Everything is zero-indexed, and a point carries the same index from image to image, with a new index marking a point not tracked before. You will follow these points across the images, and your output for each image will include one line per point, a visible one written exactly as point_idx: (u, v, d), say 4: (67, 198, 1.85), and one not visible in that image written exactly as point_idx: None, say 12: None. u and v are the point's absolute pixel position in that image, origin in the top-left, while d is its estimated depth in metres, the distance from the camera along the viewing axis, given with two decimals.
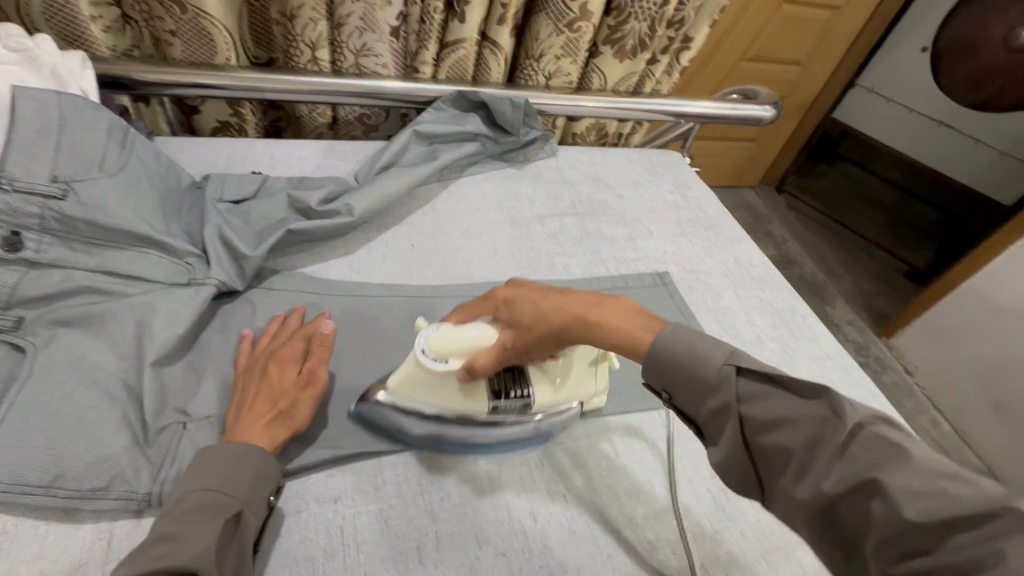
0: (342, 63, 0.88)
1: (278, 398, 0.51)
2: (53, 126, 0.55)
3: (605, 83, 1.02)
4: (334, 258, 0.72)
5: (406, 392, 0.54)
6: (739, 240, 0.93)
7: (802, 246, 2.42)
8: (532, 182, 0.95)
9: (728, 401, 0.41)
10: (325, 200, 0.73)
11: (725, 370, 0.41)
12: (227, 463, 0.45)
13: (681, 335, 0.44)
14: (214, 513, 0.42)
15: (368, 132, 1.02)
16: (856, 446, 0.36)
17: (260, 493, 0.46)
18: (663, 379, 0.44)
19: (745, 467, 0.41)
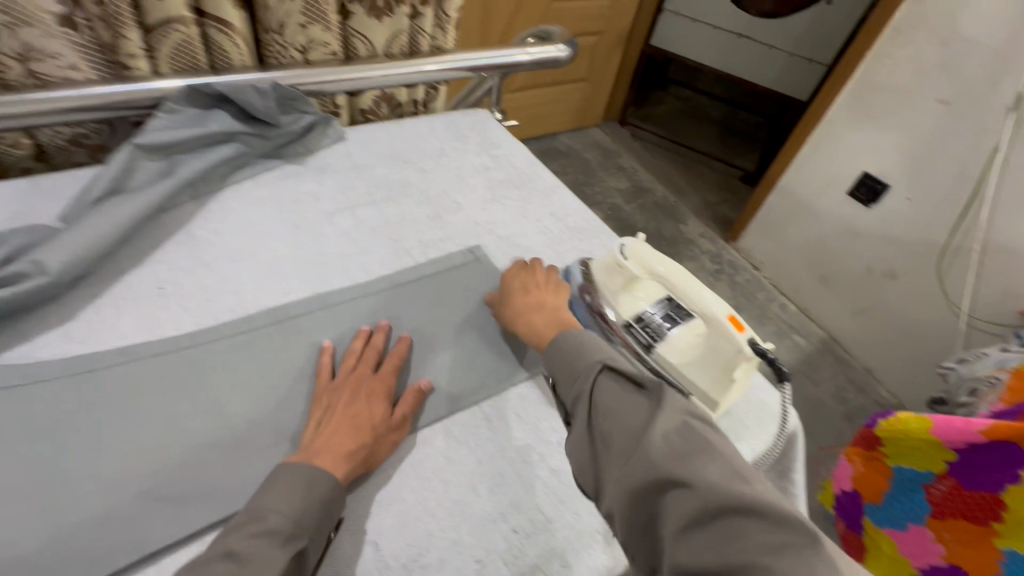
0: (9, 73, 0.67)
1: (362, 425, 0.51)
2: None
3: (374, 48, 0.90)
4: (43, 331, 0.55)
5: (600, 276, 0.66)
6: (554, 191, 0.90)
7: (652, 174, 2.53)
8: (317, 176, 0.82)
9: (586, 391, 0.46)
10: (7, 261, 0.55)
11: (593, 364, 0.47)
12: (309, 472, 0.45)
13: (577, 334, 0.52)
14: (284, 543, 0.41)
15: (96, 153, 0.82)
16: (676, 439, 0.40)
17: (324, 529, 0.44)
18: (553, 367, 0.50)
19: (583, 453, 0.44)
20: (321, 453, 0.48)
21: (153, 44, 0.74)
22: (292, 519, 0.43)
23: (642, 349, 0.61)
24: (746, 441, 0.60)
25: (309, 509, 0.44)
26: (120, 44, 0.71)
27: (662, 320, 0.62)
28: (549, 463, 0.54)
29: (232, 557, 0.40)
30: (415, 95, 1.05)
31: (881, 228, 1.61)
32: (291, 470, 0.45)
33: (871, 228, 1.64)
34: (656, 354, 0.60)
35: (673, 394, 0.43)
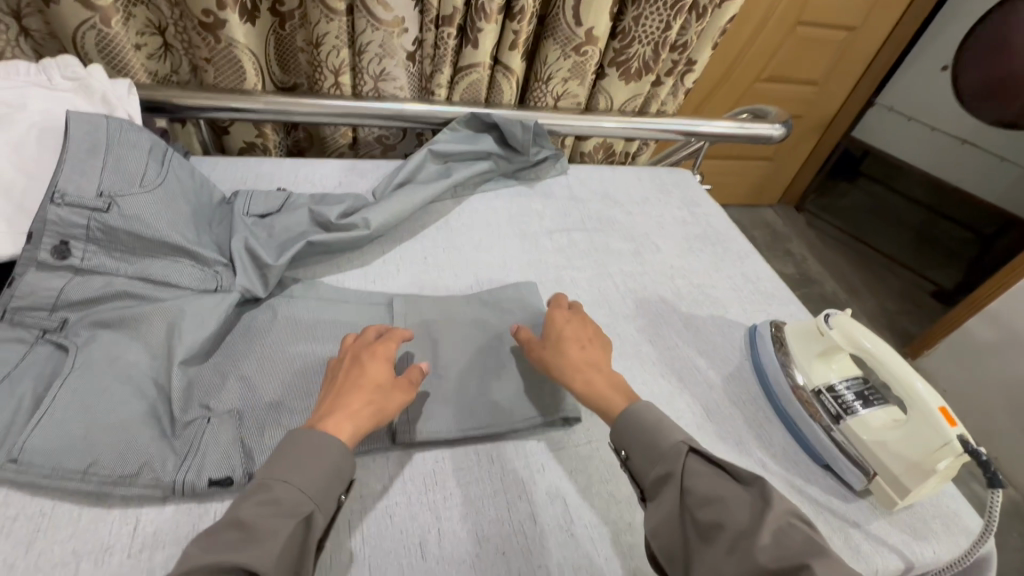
0: (362, 87, 0.93)
1: (363, 391, 0.52)
2: (101, 147, 0.62)
3: (612, 102, 1.04)
4: (351, 268, 0.76)
5: (796, 339, 0.71)
6: (747, 256, 0.94)
7: (823, 266, 2.39)
8: (543, 198, 0.97)
9: (673, 471, 0.48)
10: (343, 214, 0.77)
11: (678, 445, 0.50)
12: (314, 452, 0.47)
13: (653, 411, 0.54)
14: (287, 510, 0.43)
15: (386, 151, 1.07)
16: (791, 539, 0.42)
17: (330, 495, 0.46)
18: (626, 440, 0.53)
19: (673, 534, 0.46)
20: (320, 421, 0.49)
21: (455, 80, 0.96)
22: (298, 488, 0.45)
23: (830, 420, 0.64)
24: (929, 544, 0.58)
25: (313, 476, 0.46)
26: (435, 76, 0.93)
27: (853, 397, 0.65)
28: None
29: (240, 526, 0.41)
30: (629, 147, 1.19)
31: None
32: (290, 447, 0.47)
33: None
34: (845, 427, 0.63)
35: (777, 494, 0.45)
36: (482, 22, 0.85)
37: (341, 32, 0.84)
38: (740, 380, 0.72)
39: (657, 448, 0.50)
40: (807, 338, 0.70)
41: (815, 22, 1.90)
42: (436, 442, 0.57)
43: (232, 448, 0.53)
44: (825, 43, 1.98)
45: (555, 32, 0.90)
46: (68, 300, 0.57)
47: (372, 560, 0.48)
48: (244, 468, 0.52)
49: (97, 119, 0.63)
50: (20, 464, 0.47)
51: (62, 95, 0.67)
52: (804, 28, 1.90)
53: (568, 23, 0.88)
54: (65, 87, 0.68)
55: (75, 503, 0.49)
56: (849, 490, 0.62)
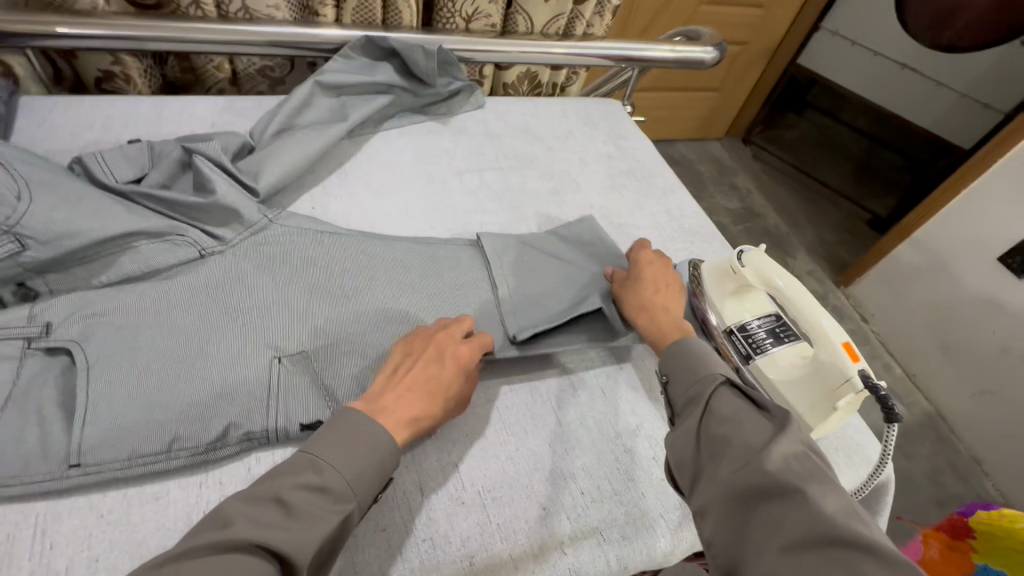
0: (228, 8, 0.80)
1: (413, 387, 0.48)
2: None
3: (532, 25, 0.95)
4: None
5: (710, 278, 0.67)
6: (673, 192, 0.89)
7: (767, 200, 2.39)
8: (454, 136, 0.88)
9: (704, 393, 0.46)
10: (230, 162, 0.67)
11: (716, 374, 0.48)
12: (359, 442, 0.42)
13: (700, 341, 0.52)
14: (332, 503, 0.39)
15: (275, 86, 0.93)
16: (801, 461, 0.39)
17: (366, 491, 0.41)
18: (668, 365, 0.51)
19: (687, 446, 0.44)
20: (377, 404, 0.46)
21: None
22: (344, 477, 0.40)
23: (740, 359, 0.62)
24: None
25: (358, 468, 0.41)
26: None
27: (766, 335, 0.62)
28: (626, 442, 0.57)
29: (281, 504, 0.38)
30: (555, 78, 1.09)
31: None
32: (352, 425, 0.42)
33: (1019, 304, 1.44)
34: (753, 366, 0.61)
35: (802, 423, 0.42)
36: None
37: None
38: None
39: (694, 371, 0.48)
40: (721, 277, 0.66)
41: None
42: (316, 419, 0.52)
43: (313, 391, 0.53)
44: None
45: None
46: None
47: None
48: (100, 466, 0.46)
49: None
50: (83, 468, 0.45)
51: None
52: None
53: None
54: None
55: None
56: None
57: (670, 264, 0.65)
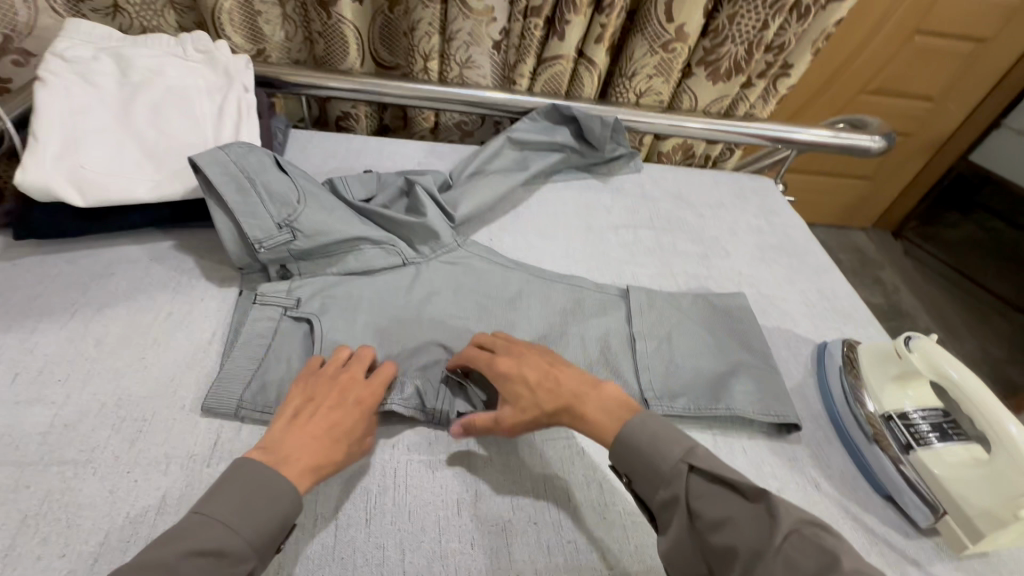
0: (449, 74, 0.98)
1: (330, 438, 0.49)
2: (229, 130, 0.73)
3: (695, 103, 1.01)
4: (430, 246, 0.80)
5: (868, 360, 0.67)
6: (825, 272, 0.89)
7: (917, 300, 2.18)
8: (613, 194, 0.97)
9: (679, 494, 0.45)
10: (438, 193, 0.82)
11: (680, 465, 0.46)
12: (276, 500, 0.43)
13: (650, 423, 0.49)
14: (230, 564, 0.39)
15: (465, 137, 1.11)
16: (797, 556, 0.40)
17: (265, 543, 0.42)
18: (629, 464, 0.49)
19: (690, 558, 0.44)
20: (280, 457, 0.46)
21: (538, 71, 0.97)
22: (243, 540, 0.41)
23: (898, 449, 0.60)
24: None
25: (260, 528, 0.42)
26: (519, 66, 0.95)
27: (930, 429, 0.60)
28: None
29: None
30: (710, 151, 1.14)
31: None
32: (237, 494, 0.42)
33: None
34: (913, 458, 0.58)
35: (787, 507, 0.42)
36: (570, 14, 0.86)
37: (434, 19, 0.88)
38: (801, 400, 0.68)
39: (656, 472, 0.47)
40: (880, 361, 0.65)
41: (935, 31, 1.74)
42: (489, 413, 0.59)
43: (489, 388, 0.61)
44: (945, 54, 1.80)
45: (643, 27, 0.89)
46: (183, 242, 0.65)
47: (411, 508, 0.51)
48: None
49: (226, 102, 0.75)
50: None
51: (191, 66, 0.76)
52: (923, 37, 1.75)
53: (659, 19, 0.86)
54: (195, 58, 0.77)
55: (172, 412, 0.55)
56: (915, 528, 0.58)
57: (517, 347, 0.59)
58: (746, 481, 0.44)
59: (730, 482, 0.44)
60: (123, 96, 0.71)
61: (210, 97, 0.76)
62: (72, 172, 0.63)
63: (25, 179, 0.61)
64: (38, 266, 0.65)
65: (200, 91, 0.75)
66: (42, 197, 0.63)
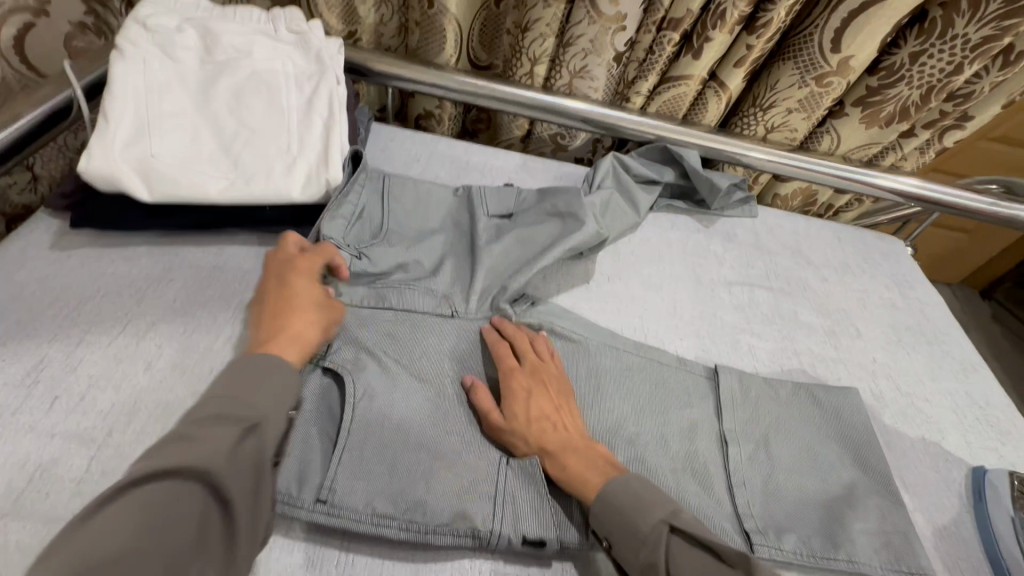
0: (556, 81, 0.86)
1: (301, 323, 0.51)
2: (320, 125, 0.64)
3: (836, 146, 0.87)
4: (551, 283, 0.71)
5: None
6: (975, 368, 0.74)
7: (1005, 373, 1.96)
8: (724, 241, 0.84)
9: (657, 560, 0.43)
10: (536, 215, 0.71)
11: (660, 527, 0.44)
12: (264, 373, 0.44)
13: (633, 482, 0.47)
14: (240, 418, 0.40)
15: (557, 150, 0.99)
16: None
17: (281, 406, 0.43)
18: (607, 526, 0.46)
19: None
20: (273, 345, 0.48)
21: (658, 90, 0.85)
22: (264, 408, 0.42)
23: None
24: None
25: (264, 395, 0.42)
26: (638, 82, 0.84)
27: None
28: None
29: (187, 438, 0.37)
30: (834, 201, 1.01)
31: None
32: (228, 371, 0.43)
33: None
34: None
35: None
36: (714, 30, 0.74)
37: (554, 20, 0.77)
38: (958, 546, 0.55)
39: (636, 533, 0.44)
40: None
41: None
42: (531, 543, 0.46)
43: (543, 503, 0.48)
44: None
45: (797, 53, 0.76)
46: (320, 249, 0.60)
47: None
48: (325, 494, 0.45)
49: (318, 93, 0.66)
50: (329, 507, 0.45)
51: (283, 48, 0.67)
52: None
53: (820, 46, 0.73)
54: (287, 41, 0.68)
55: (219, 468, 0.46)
56: None
57: (541, 372, 0.56)
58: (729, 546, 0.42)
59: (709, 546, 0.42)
60: (204, 75, 0.62)
61: (298, 86, 0.66)
62: (141, 161, 0.56)
63: (90, 167, 0.54)
64: (90, 261, 0.58)
65: (289, 79, 0.66)
66: (105, 187, 0.56)
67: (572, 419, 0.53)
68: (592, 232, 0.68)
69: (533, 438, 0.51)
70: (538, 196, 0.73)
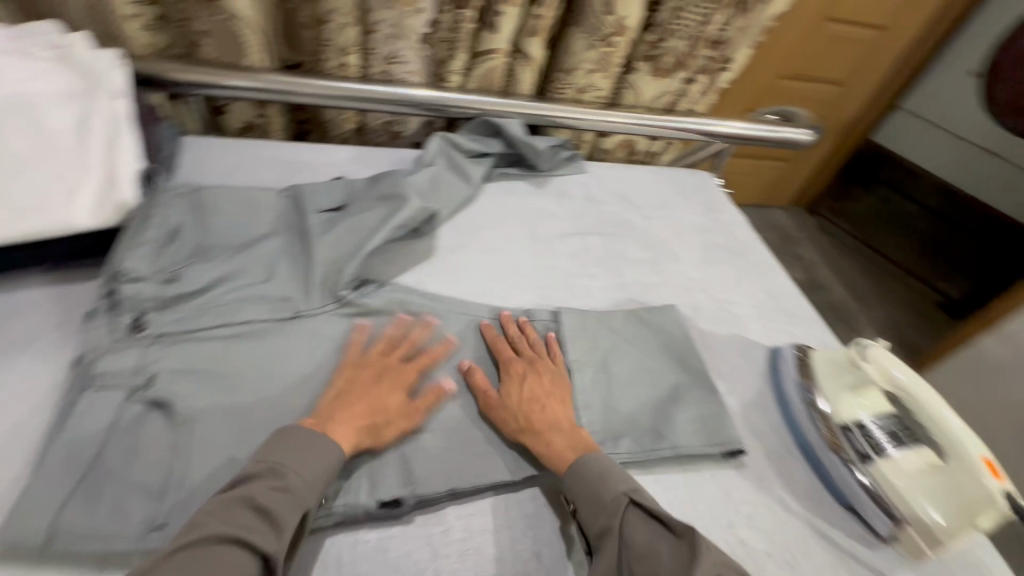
0: (371, 69, 0.87)
1: (361, 403, 0.53)
2: (105, 147, 0.60)
3: (639, 99, 0.97)
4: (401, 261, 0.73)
5: (822, 366, 0.67)
6: (770, 269, 0.89)
7: (832, 272, 2.28)
8: (557, 199, 0.91)
9: (611, 525, 0.48)
10: (366, 201, 0.72)
11: (620, 498, 0.49)
12: (313, 450, 0.47)
13: (600, 462, 0.53)
14: (293, 502, 0.44)
15: (393, 138, 1.00)
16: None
17: (324, 492, 0.47)
18: (576, 492, 0.51)
19: None
20: (333, 421, 0.51)
21: (471, 66, 0.90)
22: (310, 488, 0.46)
23: (858, 458, 0.59)
24: None
25: (314, 476, 0.46)
26: (450, 61, 0.88)
27: (885, 436, 0.60)
28: (738, 532, 0.55)
29: (255, 508, 0.43)
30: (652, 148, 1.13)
31: None
32: (285, 438, 0.48)
33: None
34: (874, 466, 0.58)
35: (711, 547, 0.46)
36: (502, 5, 0.80)
37: (350, 8, 0.78)
38: (762, 413, 0.67)
39: (603, 499, 0.50)
40: (836, 367, 0.66)
41: (847, 17, 1.79)
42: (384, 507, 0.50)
43: (393, 467, 0.52)
44: (854, 40, 1.87)
45: (583, 20, 0.84)
46: (128, 275, 0.57)
47: None
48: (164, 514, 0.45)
49: (95, 112, 0.61)
50: (167, 529, 0.45)
51: (40, 65, 0.60)
52: (835, 24, 1.79)
53: (597, 10, 0.81)
54: (44, 57, 0.62)
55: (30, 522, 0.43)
56: (876, 536, 0.58)
57: (544, 365, 0.62)
58: (679, 520, 0.48)
59: (661, 519, 0.48)
60: None
61: (68, 104, 0.60)
62: None
63: None
64: None
65: (58, 99, 0.60)
66: None
67: (564, 405, 0.59)
68: (415, 206, 0.70)
69: (508, 418, 0.57)
70: (368, 183, 0.75)
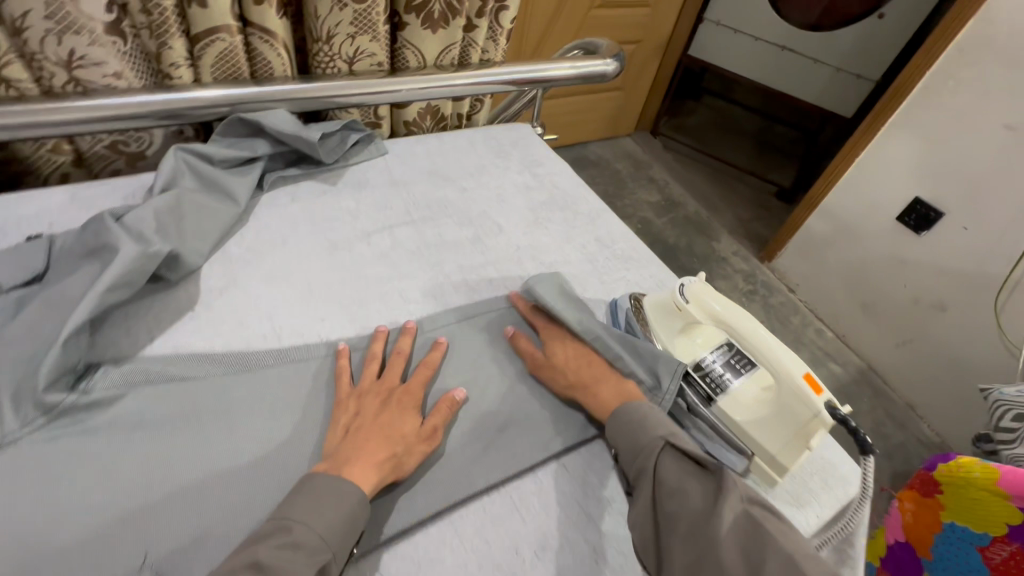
0: (51, 81, 0.66)
1: (393, 429, 0.51)
2: None
3: (423, 59, 0.86)
4: (149, 326, 0.57)
5: (655, 315, 0.64)
6: (599, 215, 0.85)
7: (683, 186, 2.40)
8: (355, 192, 0.78)
9: (646, 464, 0.49)
10: (70, 262, 0.54)
11: (655, 440, 0.50)
12: (336, 488, 0.45)
13: (644, 410, 0.54)
14: (308, 557, 0.41)
15: (133, 161, 0.79)
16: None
17: (347, 542, 0.44)
18: (616, 441, 0.53)
19: (646, 526, 0.47)
20: (360, 447, 0.49)
21: (197, 53, 0.71)
22: (322, 534, 0.43)
23: (701, 401, 0.58)
24: (812, 506, 0.55)
25: (335, 527, 0.43)
26: (163, 52, 0.68)
27: (724, 369, 0.58)
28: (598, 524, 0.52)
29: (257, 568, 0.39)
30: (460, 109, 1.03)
31: (932, 258, 1.51)
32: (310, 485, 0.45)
33: (924, 261, 1.53)
34: (716, 405, 0.57)
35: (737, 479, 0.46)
36: None
37: None
38: None
39: (636, 442, 0.51)
40: (666, 313, 0.63)
41: None
42: None
43: None
44: None
45: None
46: None
47: None
48: None
49: None
50: None
51: None
52: None
53: None
54: None
55: None
56: None
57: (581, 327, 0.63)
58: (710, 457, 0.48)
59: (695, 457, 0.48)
60: None
61: None
62: None
63: None
64: None
65: None
66: None
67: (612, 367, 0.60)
68: (136, 253, 0.54)
69: (555, 374, 0.59)
70: (78, 234, 0.56)
